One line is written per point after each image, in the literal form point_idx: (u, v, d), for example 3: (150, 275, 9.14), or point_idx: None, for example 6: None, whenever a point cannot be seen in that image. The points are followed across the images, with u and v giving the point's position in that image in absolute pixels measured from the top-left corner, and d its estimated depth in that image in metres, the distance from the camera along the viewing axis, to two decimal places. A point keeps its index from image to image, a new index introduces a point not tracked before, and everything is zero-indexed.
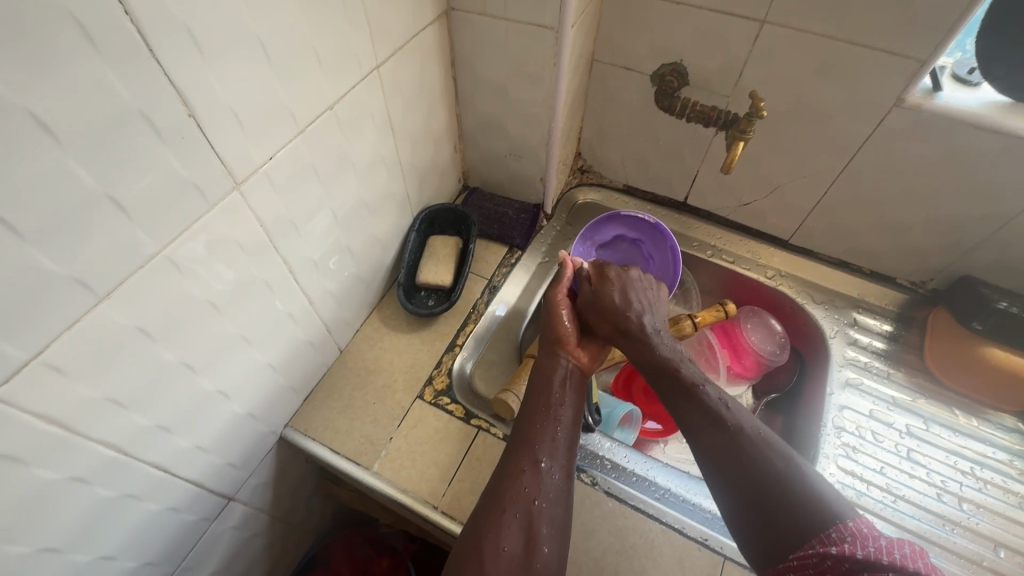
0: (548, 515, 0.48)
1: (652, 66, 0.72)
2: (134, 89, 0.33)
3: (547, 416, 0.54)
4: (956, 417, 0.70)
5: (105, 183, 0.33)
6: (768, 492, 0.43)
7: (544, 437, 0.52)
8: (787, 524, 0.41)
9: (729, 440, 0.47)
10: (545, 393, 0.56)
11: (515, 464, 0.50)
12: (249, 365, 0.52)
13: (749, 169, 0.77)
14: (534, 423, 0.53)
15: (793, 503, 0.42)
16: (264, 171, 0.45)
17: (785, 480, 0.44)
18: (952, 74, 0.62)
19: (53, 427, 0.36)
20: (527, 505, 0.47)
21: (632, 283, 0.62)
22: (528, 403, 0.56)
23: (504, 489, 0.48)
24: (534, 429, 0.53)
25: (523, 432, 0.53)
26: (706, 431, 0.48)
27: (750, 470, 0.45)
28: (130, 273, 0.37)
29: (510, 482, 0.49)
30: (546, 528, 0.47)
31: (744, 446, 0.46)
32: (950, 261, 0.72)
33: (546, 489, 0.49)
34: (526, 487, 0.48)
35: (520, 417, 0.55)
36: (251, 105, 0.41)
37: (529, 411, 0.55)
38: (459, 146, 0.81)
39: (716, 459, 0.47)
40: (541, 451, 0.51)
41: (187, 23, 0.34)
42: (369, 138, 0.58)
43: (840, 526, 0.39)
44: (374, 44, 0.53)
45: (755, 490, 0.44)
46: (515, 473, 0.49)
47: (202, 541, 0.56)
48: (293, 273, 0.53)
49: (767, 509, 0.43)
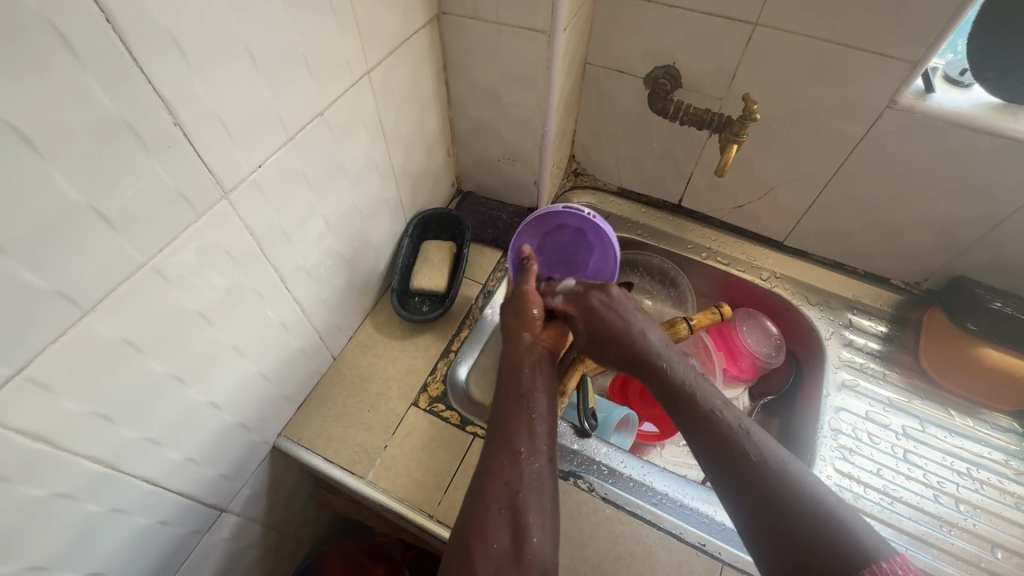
0: (534, 505, 0.46)
1: (645, 69, 0.72)
2: (119, 99, 0.32)
3: (522, 408, 0.52)
4: (952, 418, 0.70)
5: (91, 194, 0.33)
6: (791, 513, 0.41)
7: (521, 428, 0.50)
8: (812, 552, 0.39)
9: (746, 458, 0.44)
10: (513, 382, 0.54)
11: (495, 457, 0.49)
12: (240, 375, 0.51)
13: (742, 171, 0.77)
14: (510, 414, 0.52)
15: (817, 527, 0.40)
16: (253, 178, 0.44)
17: (810, 503, 0.41)
18: (944, 76, 0.62)
19: (38, 442, 0.35)
20: (510, 499, 0.46)
21: (622, 304, 0.58)
22: (502, 395, 0.54)
23: (486, 485, 0.47)
24: (508, 419, 0.51)
25: (497, 425, 0.51)
26: (720, 448, 0.45)
27: (770, 491, 0.42)
28: (117, 285, 0.36)
29: (493, 479, 0.47)
30: (533, 517, 0.45)
31: (765, 466, 0.43)
32: (945, 262, 0.72)
33: (529, 479, 0.47)
34: (507, 480, 0.47)
35: (493, 414, 0.53)
36: (238, 112, 0.41)
37: (499, 407, 0.53)
38: (452, 150, 0.81)
39: (732, 477, 0.44)
40: (519, 440, 0.49)
41: (172, 33, 0.34)
42: (360, 143, 0.57)
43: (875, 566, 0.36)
44: (364, 50, 0.52)
45: (773, 512, 0.41)
46: (496, 469, 0.48)
47: (195, 553, 0.56)
48: (284, 281, 0.53)
49: (787, 531, 0.40)
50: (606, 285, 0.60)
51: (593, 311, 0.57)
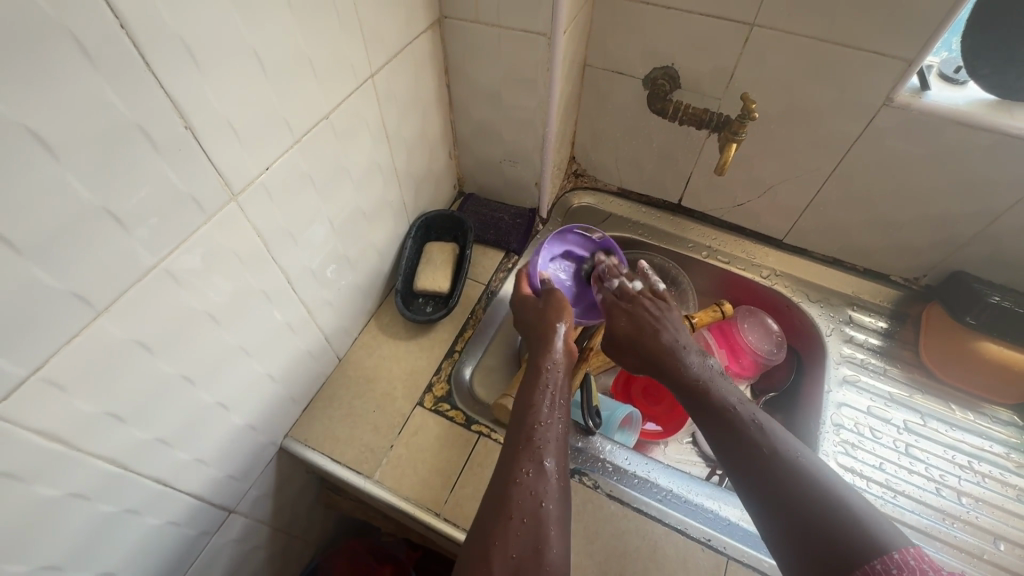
0: (556, 518, 0.46)
1: (644, 70, 0.73)
2: (131, 103, 0.33)
3: (545, 417, 0.52)
4: (952, 412, 0.71)
5: (104, 195, 0.33)
6: (810, 513, 0.41)
7: (545, 438, 0.50)
8: (828, 548, 0.39)
9: (771, 465, 0.45)
10: (537, 389, 0.55)
11: (519, 462, 0.48)
12: (247, 376, 0.52)
13: (741, 171, 0.78)
14: (534, 421, 0.52)
15: (834, 522, 0.40)
16: (261, 181, 0.45)
17: (833, 504, 0.41)
18: (939, 74, 0.63)
19: (53, 442, 0.36)
20: (533, 510, 0.45)
21: (643, 309, 0.62)
22: (520, 405, 0.54)
23: (508, 493, 0.46)
24: (532, 424, 0.51)
25: (519, 429, 0.51)
26: (746, 458, 0.46)
27: (793, 486, 0.43)
28: (129, 286, 0.37)
29: (515, 485, 0.47)
30: (554, 529, 0.45)
31: (787, 471, 0.44)
32: (942, 257, 0.73)
33: (551, 490, 0.47)
34: (530, 490, 0.46)
35: (514, 419, 0.53)
36: (246, 116, 0.41)
37: (520, 411, 0.53)
38: (453, 152, 0.82)
39: (756, 485, 0.45)
40: (544, 451, 0.49)
41: (182, 36, 0.34)
42: (364, 145, 0.58)
43: (886, 558, 0.36)
44: (368, 54, 0.53)
45: (795, 503, 0.42)
46: (519, 475, 0.47)
47: (203, 554, 0.56)
48: (291, 283, 0.53)
49: (806, 530, 0.41)
50: (632, 294, 0.64)
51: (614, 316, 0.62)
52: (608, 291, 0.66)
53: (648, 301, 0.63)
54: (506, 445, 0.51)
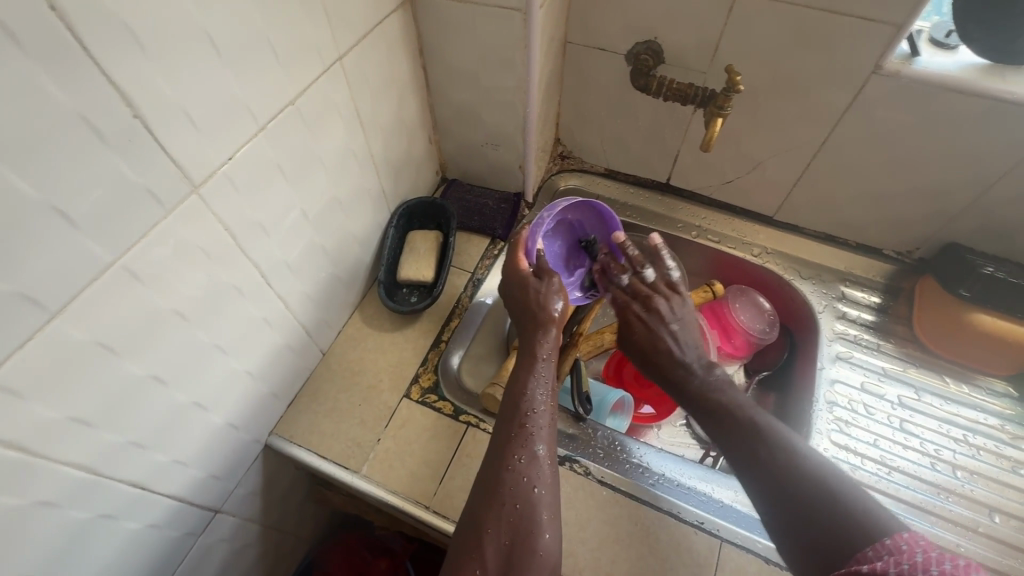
0: (548, 502, 0.45)
1: (627, 45, 0.70)
2: (71, 91, 0.31)
3: (540, 403, 0.50)
4: (946, 385, 0.70)
5: (49, 191, 0.32)
6: (811, 510, 0.42)
7: (538, 424, 0.49)
8: (825, 535, 0.41)
9: (778, 464, 0.46)
10: (531, 375, 0.51)
11: (511, 448, 0.47)
12: (224, 374, 0.50)
13: (729, 146, 0.76)
14: (527, 408, 0.49)
15: (833, 515, 0.41)
16: (223, 172, 0.43)
17: (824, 492, 0.43)
18: (930, 39, 0.61)
19: (14, 450, 0.35)
20: (525, 496, 0.45)
21: (664, 324, 0.57)
22: (507, 390, 0.51)
23: (499, 480, 0.45)
24: (526, 410, 0.49)
25: (513, 413, 0.49)
26: (755, 458, 0.47)
27: (787, 478, 0.45)
28: (84, 286, 0.35)
29: (507, 471, 0.46)
30: (546, 514, 0.44)
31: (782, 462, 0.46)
32: (935, 230, 0.71)
33: (543, 476, 0.46)
34: (522, 476, 0.46)
35: (504, 403, 0.50)
36: (202, 103, 0.39)
37: (512, 394, 0.50)
38: (434, 137, 0.79)
39: (760, 480, 0.46)
40: (537, 439, 0.48)
41: (122, 16, 0.32)
42: (334, 132, 0.55)
43: (878, 545, 0.38)
44: (334, 36, 0.51)
45: (790, 495, 0.44)
46: (511, 463, 0.46)
47: (191, 555, 0.55)
48: (266, 278, 0.52)
49: (805, 524, 0.42)
50: (652, 299, 0.59)
51: (630, 327, 0.59)
52: (616, 290, 0.62)
53: (664, 312, 0.58)
54: (495, 431, 0.50)
